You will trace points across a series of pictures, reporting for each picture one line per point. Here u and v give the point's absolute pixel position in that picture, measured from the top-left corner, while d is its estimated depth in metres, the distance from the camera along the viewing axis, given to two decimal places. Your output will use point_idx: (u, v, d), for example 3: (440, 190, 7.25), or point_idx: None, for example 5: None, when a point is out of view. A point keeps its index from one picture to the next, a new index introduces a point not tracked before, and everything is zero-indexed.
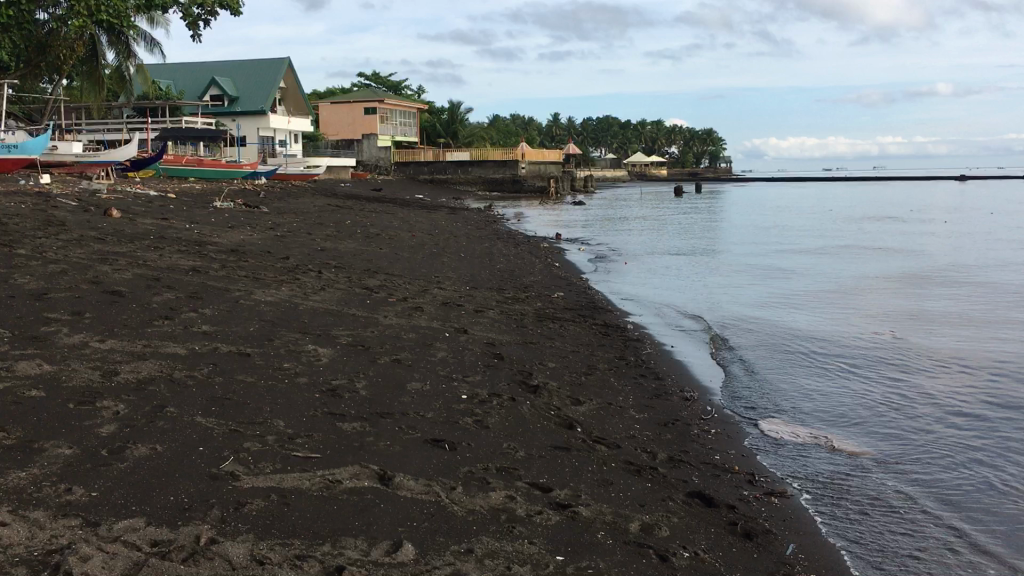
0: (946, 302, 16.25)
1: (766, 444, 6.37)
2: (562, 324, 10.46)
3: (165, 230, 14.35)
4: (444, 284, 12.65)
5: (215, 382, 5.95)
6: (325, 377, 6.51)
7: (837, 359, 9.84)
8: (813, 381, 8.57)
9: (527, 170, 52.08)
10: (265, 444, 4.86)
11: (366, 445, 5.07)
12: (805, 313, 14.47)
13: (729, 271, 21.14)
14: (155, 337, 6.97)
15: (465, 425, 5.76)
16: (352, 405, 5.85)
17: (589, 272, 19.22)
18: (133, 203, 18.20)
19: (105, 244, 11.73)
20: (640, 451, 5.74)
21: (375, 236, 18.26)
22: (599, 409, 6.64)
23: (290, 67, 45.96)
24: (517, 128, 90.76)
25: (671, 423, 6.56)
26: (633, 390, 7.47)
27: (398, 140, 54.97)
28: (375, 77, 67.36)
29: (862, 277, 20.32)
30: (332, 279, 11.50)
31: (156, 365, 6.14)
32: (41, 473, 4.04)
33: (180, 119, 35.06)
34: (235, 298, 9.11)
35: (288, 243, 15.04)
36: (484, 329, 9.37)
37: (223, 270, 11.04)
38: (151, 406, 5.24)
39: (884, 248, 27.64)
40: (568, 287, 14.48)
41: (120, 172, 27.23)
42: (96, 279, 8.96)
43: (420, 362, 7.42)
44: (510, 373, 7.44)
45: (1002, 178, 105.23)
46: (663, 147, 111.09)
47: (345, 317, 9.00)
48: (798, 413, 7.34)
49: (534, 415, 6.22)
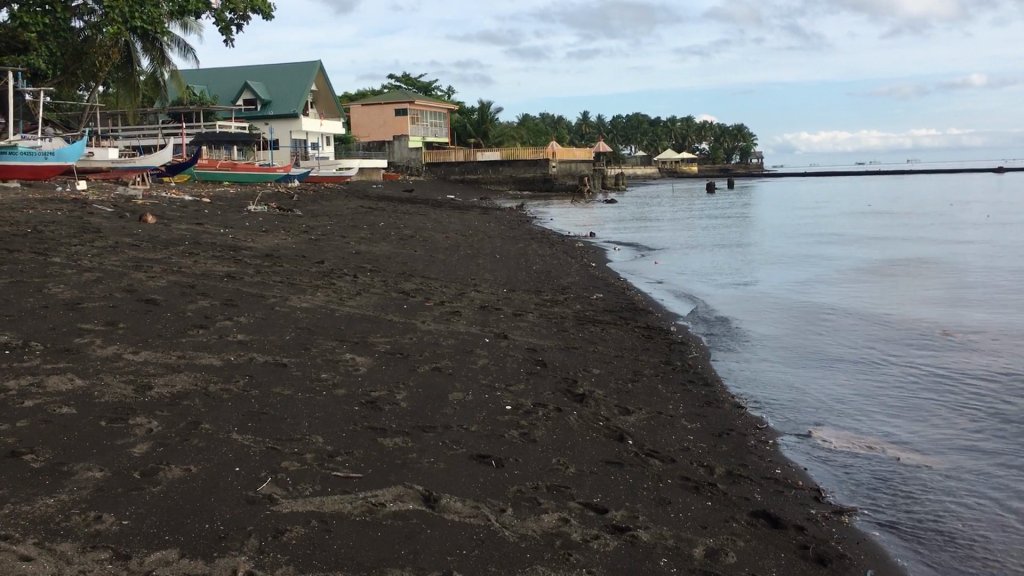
0: (994, 297, 15.85)
1: (827, 453, 6.05)
2: (604, 327, 10.17)
3: (199, 236, 14.25)
4: (480, 286, 12.42)
5: (251, 395, 5.73)
6: (364, 388, 6.27)
7: (891, 359, 9.46)
8: (870, 384, 8.19)
9: (558, 168, 51.79)
10: (303, 462, 4.63)
11: (410, 463, 4.82)
12: (850, 309, 14.09)
13: (769, 267, 20.73)
14: (190, 348, 6.78)
15: (512, 438, 5.50)
16: (393, 418, 5.60)
17: (625, 271, 18.94)
18: (168, 208, 18.16)
19: (139, 250, 11.62)
20: (697, 465, 5.44)
21: (409, 239, 18.06)
22: (650, 420, 6.34)
23: (321, 69, 46.05)
24: (546, 127, 90.39)
25: (726, 433, 6.23)
26: (683, 397, 7.16)
27: (429, 141, 54.91)
28: (405, 79, 67.40)
29: (905, 272, 19.85)
30: (367, 284, 11.29)
31: (190, 377, 5.94)
32: (70, 500, 3.86)
33: (214, 123, 35.20)
34: (270, 305, 8.91)
35: (323, 247, 14.89)
36: (525, 333, 9.09)
37: (258, 275, 10.88)
38: (184, 422, 5.03)
39: (927, 242, 27.04)
40: (606, 287, 14.20)
41: (156, 178, 27.35)
42: (131, 288, 8.82)
43: (461, 370, 7.16)
44: (554, 381, 7.15)
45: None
46: (694, 143, 110.25)
47: (382, 322, 8.77)
48: (857, 417, 6.99)
49: (583, 426, 5.94)
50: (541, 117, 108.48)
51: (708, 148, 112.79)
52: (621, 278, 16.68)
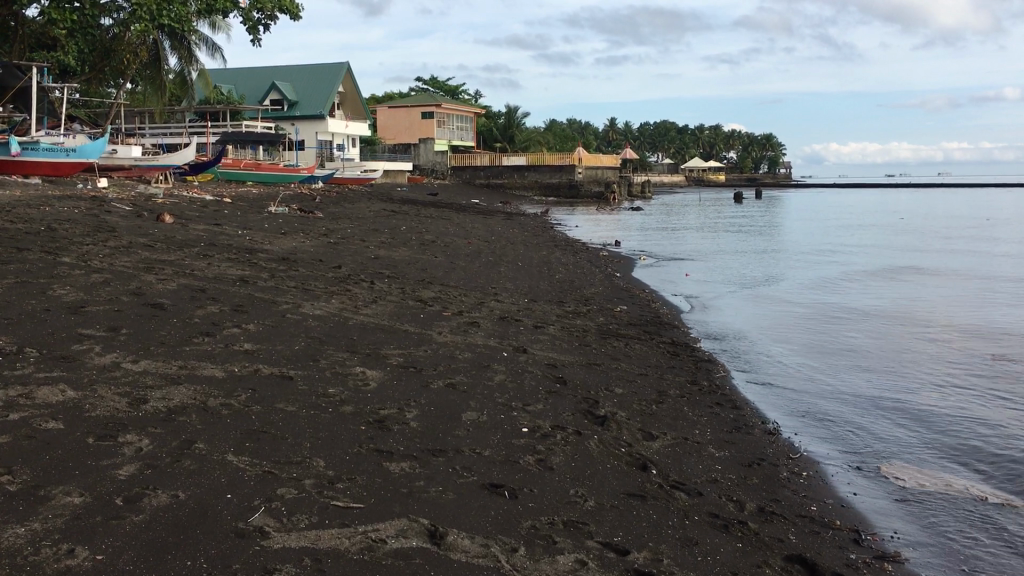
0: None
1: (870, 488, 5.63)
2: (627, 342, 9.79)
3: (216, 237, 14.03)
4: (501, 295, 12.09)
5: (253, 412, 5.40)
6: (373, 406, 5.92)
7: (932, 382, 8.99)
8: (912, 409, 7.76)
9: (584, 174, 51.29)
10: (301, 490, 4.29)
11: (415, 492, 4.47)
12: (880, 324, 13.69)
13: (792, 278, 20.33)
14: (193, 358, 6.47)
15: (528, 465, 5.13)
16: (401, 441, 5.26)
17: (650, 280, 18.57)
18: (188, 208, 17.97)
19: (153, 252, 11.37)
20: (726, 500, 5.04)
21: (430, 244, 17.75)
22: (676, 446, 5.95)
23: (349, 71, 45.95)
24: (573, 133, 89.90)
25: (756, 464, 5.83)
26: (711, 422, 6.77)
27: (455, 145, 54.70)
28: (432, 82, 67.30)
29: (935, 286, 19.36)
30: (384, 291, 10.96)
31: (189, 390, 5.63)
32: (42, 529, 3.55)
33: (239, 124, 35.13)
34: (282, 312, 8.61)
35: (342, 250, 14.63)
36: (544, 347, 8.73)
37: (272, 280, 10.59)
38: (178, 442, 4.71)
39: (957, 257, 26.44)
40: (630, 299, 13.81)
41: (179, 177, 27.25)
42: (138, 291, 8.54)
43: (477, 387, 6.80)
44: (574, 401, 6.78)
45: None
46: (721, 152, 109.57)
47: (397, 333, 8.44)
48: (898, 448, 6.55)
49: (603, 452, 5.57)
50: (567, 122, 108.09)
51: (735, 157, 111.84)
52: (645, 288, 16.28)
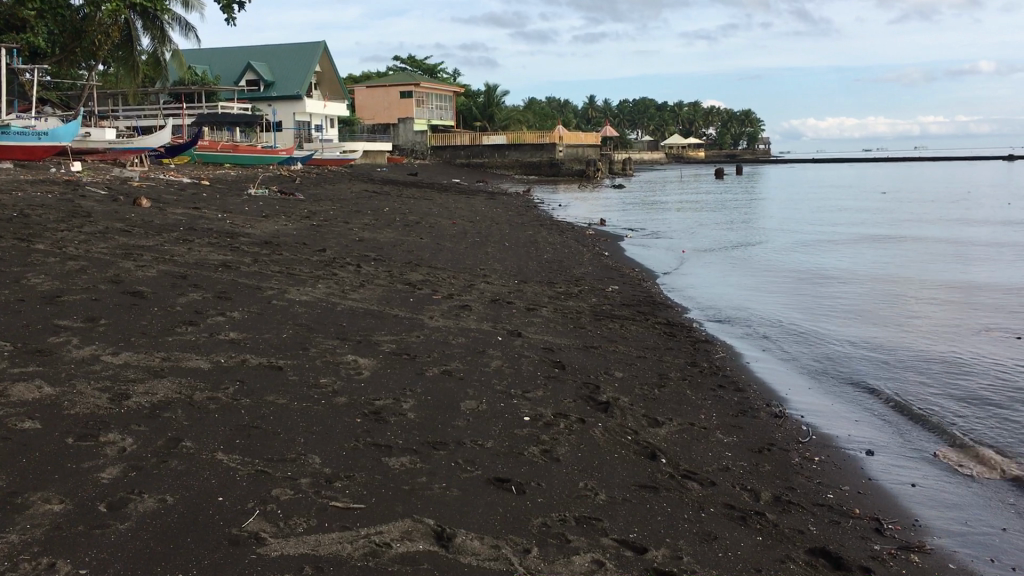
0: (1014, 286, 15.32)
1: (885, 472, 5.46)
2: (622, 323, 9.58)
3: (196, 221, 13.67)
4: (491, 277, 11.84)
5: (243, 406, 5.13)
6: (367, 396, 5.67)
7: (933, 362, 8.83)
8: (916, 390, 7.60)
9: (565, 152, 50.98)
10: (297, 491, 4.03)
11: (418, 490, 4.23)
12: (868, 297, 13.62)
13: (779, 252, 20.23)
14: (177, 349, 6.19)
15: (534, 457, 4.90)
16: (399, 433, 5.01)
17: (635, 257, 18.36)
18: (165, 191, 17.57)
19: (131, 237, 11.03)
20: (740, 490, 4.83)
21: (415, 225, 17.46)
22: (684, 433, 5.73)
23: (326, 50, 45.32)
24: (552, 111, 89.37)
25: (767, 449, 5.62)
26: (715, 405, 6.57)
27: (435, 124, 54.19)
28: (410, 62, 66.70)
29: (921, 258, 19.34)
30: (371, 274, 10.67)
31: (174, 384, 5.35)
32: (19, 542, 3.28)
33: (216, 105, 34.55)
34: (267, 298, 8.32)
35: (325, 233, 14.31)
36: (539, 330, 8.49)
37: (255, 264, 10.28)
38: (165, 440, 4.45)
39: (940, 229, 26.41)
40: (620, 278, 13.59)
41: (154, 159, 26.75)
42: (116, 278, 8.23)
43: (474, 374, 6.55)
44: (574, 386, 6.55)
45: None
46: (700, 128, 109.64)
47: (388, 318, 8.17)
48: (908, 432, 6.36)
49: (610, 441, 5.35)
50: (546, 100, 107.51)
51: (715, 133, 111.67)
52: (635, 267, 16.04)
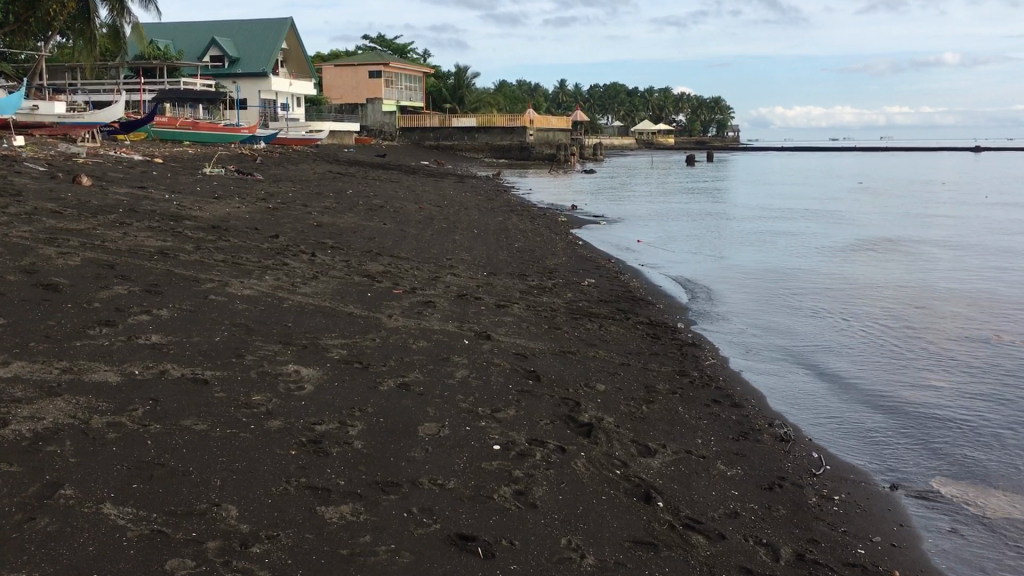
0: (995, 278, 14.78)
1: (917, 514, 4.67)
2: (601, 324, 8.71)
3: (139, 202, 12.63)
4: (457, 268, 10.93)
5: (150, 434, 4.20)
6: (307, 419, 4.74)
7: (939, 365, 8.11)
8: (928, 402, 6.84)
9: (535, 136, 50.02)
10: (200, 561, 3.13)
11: (359, 556, 3.34)
12: (849, 287, 12.98)
13: (751, 239, 19.59)
14: (82, 357, 5.23)
15: (504, 503, 4.01)
16: (342, 471, 4.10)
17: (608, 245, 17.41)
18: (114, 168, 16.47)
19: (60, 219, 9.96)
20: (754, 544, 3.99)
21: (378, 210, 16.49)
22: (680, 465, 4.88)
23: (293, 27, 43.99)
24: (522, 95, 88.25)
25: (778, 486, 4.79)
26: (714, 428, 5.73)
27: (403, 105, 52.95)
28: (379, 42, 65.25)
29: (898, 247, 18.75)
30: (327, 264, 9.72)
31: (71, 405, 4.42)
32: None
33: (177, 81, 33.24)
34: (203, 292, 7.36)
35: (280, 217, 13.32)
36: (510, 332, 7.60)
37: (197, 252, 9.28)
38: (40, 486, 3.52)
39: (914, 219, 25.87)
40: (596, 271, 12.72)
41: (108, 135, 25.44)
42: (31, 268, 7.22)
43: (435, 388, 5.64)
44: (550, 403, 5.67)
45: (1003, 151, 103.44)
46: (670, 115, 109.16)
47: (340, 317, 7.23)
48: (931, 458, 5.58)
49: (595, 477, 4.48)
50: (516, 82, 106.33)
51: (684, 120, 111.22)
52: (609, 256, 15.20)
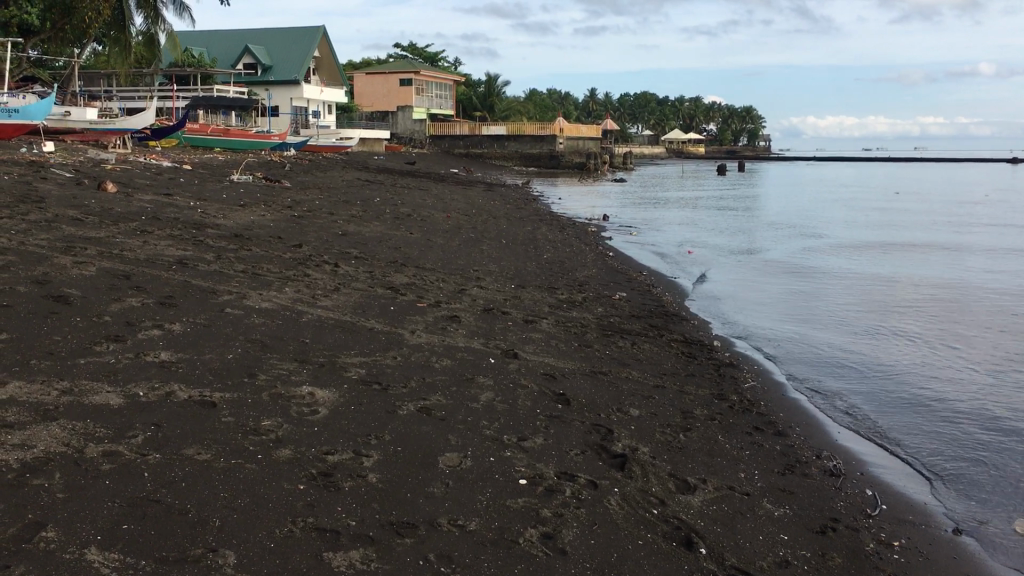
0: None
1: (987, 564, 4.24)
2: (632, 341, 8.30)
3: (163, 209, 12.42)
4: (483, 280, 10.59)
5: (147, 466, 3.88)
6: (318, 448, 4.40)
7: (992, 391, 7.66)
8: (984, 430, 6.41)
9: (566, 145, 49.67)
10: None
11: None
12: (890, 301, 12.42)
13: (786, 250, 19.01)
14: (84, 376, 4.94)
15: (530, 549, 3.64)
16: (355, 509, 3.76)
17: (639, 255, 16.92)
18: (141, 175, 16.31)
19: (80, 227, 9.74)
20: None
21: (406, 218, 16.20)
22: (723, 504, 4.47)
23: (325, 34, 43.99)
24: (552, 102, 87.81)
25: (831, 529, 4.39)
26: (758, 460, 5.32)
27: (434, 113, 52.81)
28: (410, 49, 65.23)
29: (938, 259, 18.17)
30: (350, 275, 9.43)
31: (64, 431, 4.09)
32: None
33: (209, 89, 33.25)
34: (219, 305, 7.07)
35: (306, 225, 13.05)
36: (539, 351, 7.22)
37: (217, 262, 9.01)
38: (20, 527, 3.20)
39: (954, 230, 25.22)
40: (627, 284, 12.32)
41: (139, 142, 25.41)
42: (44, 278, 6.97)
43: (457, 414, 5.27)
44: (581, 431, 5.28)
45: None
46: (701, 124, 108.30)
47: (360, 333, 6.91)
48: (994, 494, 5.15)
49: (631, 517, 4.10)
50: (546, 91, 105.96)
51: (715, 129, 110.32)
52: (641, 268, 14.74)
